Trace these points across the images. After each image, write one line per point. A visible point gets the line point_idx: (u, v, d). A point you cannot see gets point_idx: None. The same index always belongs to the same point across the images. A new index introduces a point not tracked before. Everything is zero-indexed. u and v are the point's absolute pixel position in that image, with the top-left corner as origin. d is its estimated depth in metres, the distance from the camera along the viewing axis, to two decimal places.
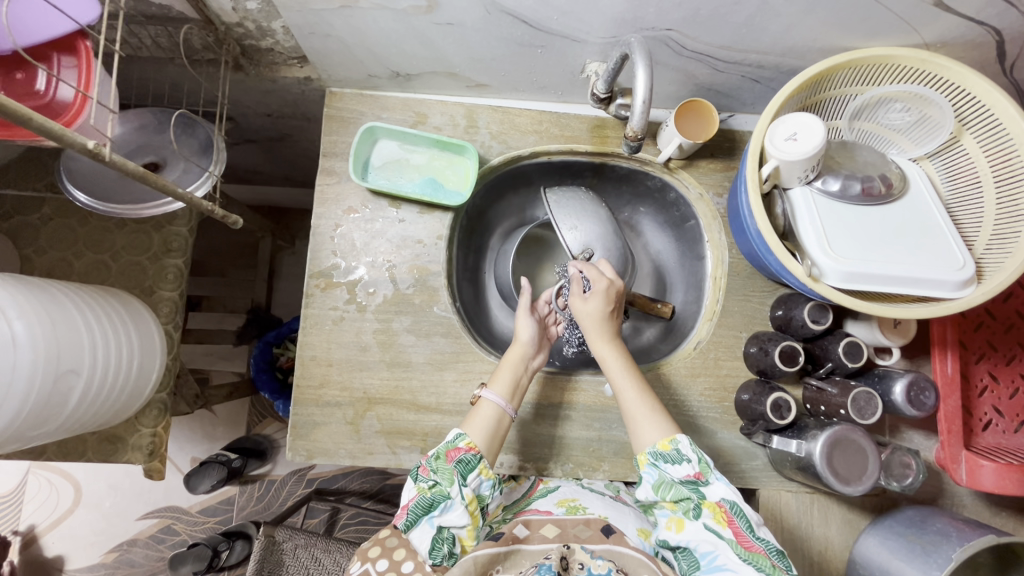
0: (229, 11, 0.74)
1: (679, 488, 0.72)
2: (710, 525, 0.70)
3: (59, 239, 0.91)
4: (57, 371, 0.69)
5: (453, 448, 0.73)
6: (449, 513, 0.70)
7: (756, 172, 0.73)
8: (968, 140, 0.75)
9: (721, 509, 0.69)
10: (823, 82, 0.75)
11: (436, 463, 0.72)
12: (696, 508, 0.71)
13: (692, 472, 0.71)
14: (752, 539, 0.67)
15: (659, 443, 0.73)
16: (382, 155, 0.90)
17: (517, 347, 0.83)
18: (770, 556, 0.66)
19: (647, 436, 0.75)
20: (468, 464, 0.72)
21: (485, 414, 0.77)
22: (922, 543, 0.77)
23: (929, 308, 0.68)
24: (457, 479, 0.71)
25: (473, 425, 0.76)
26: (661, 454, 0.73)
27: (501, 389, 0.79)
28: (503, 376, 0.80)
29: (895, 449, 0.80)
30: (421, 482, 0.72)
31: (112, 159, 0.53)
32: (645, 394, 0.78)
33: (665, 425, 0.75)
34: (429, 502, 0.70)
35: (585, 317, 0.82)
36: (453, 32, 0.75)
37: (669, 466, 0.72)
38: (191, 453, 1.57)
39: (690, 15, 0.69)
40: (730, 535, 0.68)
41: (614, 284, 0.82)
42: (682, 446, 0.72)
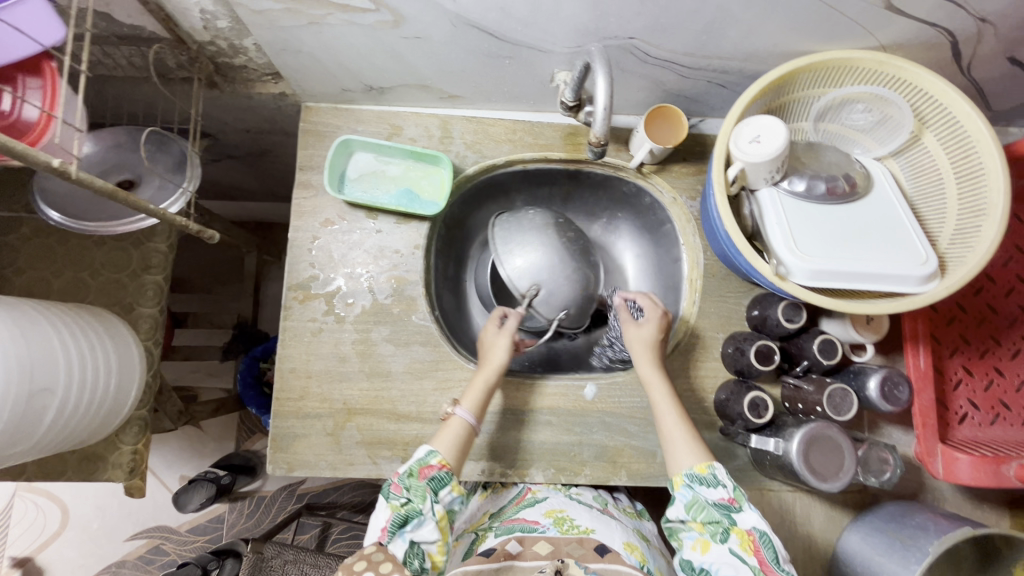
0: (201, 31, 0.75)
1: (711, 510, 0.71)
2: (735, 550, 0.69)
3: (38, 258, 0.91)
4: (31, 390, 0.69)
5: (425, 465, 0.74)
6: (422, 529, 0.69)
7: (722, 175, 0.75)
8: (929, 138, 0.77)
9: (751, 537, 0.68)
10: (786, 85, 0.77)
11: (409, 481, 0.72)
12: (724, 533, 0.70)
13: (727, 496, 0.71)
14: (776, 570, 0.66)
15: (697, 467, 0.74)
16: (358, 168, 0.91)
17: (489, 361, 0.83)
18: None
19: (681, 460, 0.76)
20: (439, 482, 0.73)
21: (454, 429, 0.78)
22: (902, 538, 0.78)
23: (893, 304, 0.69)
24: (430, 495, 0.71)
25: (439, 439, 0.77)
26: (698, 477, 0.73)
27: (471, 405, 0.80)
28: (473, 393, 0.81)
29: (872, 444, 0.80)
30: (393, 499, 0.71)
31: (78, 176, 0.54)
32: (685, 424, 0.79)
33: (699, 450, 0.76)
34: (404, 517, 0.68)
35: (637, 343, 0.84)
36: (422, 45, 0.76)
37: (704, 488, 0.72)
38: (180, 471, 1.56)
39: (651, 24, 0.71)
40: (755, 563, 0.67)
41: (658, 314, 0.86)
42: (720, 472, 0.73)
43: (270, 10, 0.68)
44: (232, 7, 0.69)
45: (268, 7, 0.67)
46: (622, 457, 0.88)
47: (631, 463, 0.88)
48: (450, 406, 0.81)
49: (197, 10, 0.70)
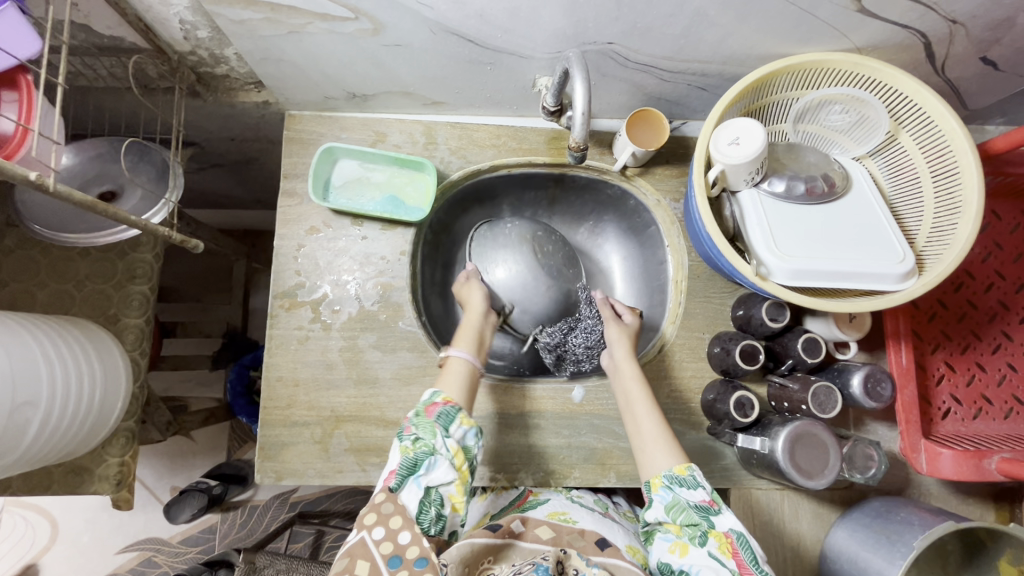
0: (181, 41, 0.75)
1: (691, 511, 0.69)
2: (714, 553, 0.67)
3: (21, 271, 0.91)
4: (13, 403, 0.69)
5: (431, 405, 0.72)
6: (436, 472, 0.67)
7: (703, 177, 0.75)
8: (905, 138, 0.78)
9: (729, 539, 0.67)
10: (764, 88, 0.78)
11: (416, 420, 0.71)
12: (703, 536, 0.68)
13: (706, 498, 0.70)
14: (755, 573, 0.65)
15: (676, 468, 0.73)
16: (343, 175, 0.91)
17: (471, 314, 0.86)
18: None
19: (659, 462, 0.75)
20: (448, 418, 0.71)
21: (455, 371, 0.78)
22: (887, 534, 0.78)
23: (872, 302, 0.70)
24: (439, 431, 0.69)
25: (444, 382, 0.77)
26: (677, 478, 0.72)
27: (466, 346, 0.81)
28: (467, 335, 0.82)
29: (857, 441, 0.81)
30: (404, 441, 0.69)
31: (56, 189, 0.54)
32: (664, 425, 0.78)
33: (675, 452, 0.75)
34: (414, 460, 0.66)
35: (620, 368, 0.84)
36: (403, 52, 0.76)
37: (684, 489, 0.71)
38: (171, 482, 1.55)
39: (629, 29, 0.71)
40: (733, 566, 0.65)
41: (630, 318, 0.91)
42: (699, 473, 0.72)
43: (249, 19, 0.68)
44: (211, 16, 0.69)
45: (247, 17, 0.67)
46: (611, 459, 0.89)
47: (620, 465, 0.89)
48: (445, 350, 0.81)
49: (177, 19, 0.70)
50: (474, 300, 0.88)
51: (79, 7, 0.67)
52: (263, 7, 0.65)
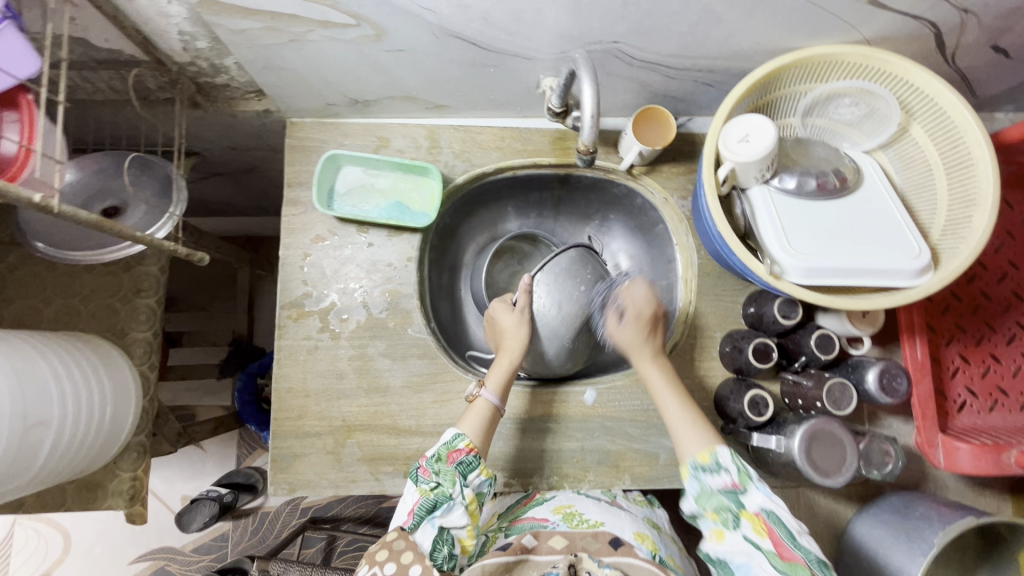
0: (181, 52, 0.74)
1: (719, 498, 0.69)
2: (749, 536, 0.66)
3: (27, 287, 0.90)
4: (26, 423, 0.68)
5: (453, 449, 0.74)
6: (451, 514, 0.69)
7: (713, 175, 0.75)
8: (916, 130, 0.77)
9: (761, 518, 0.66)
10: (772, 83, 0.77)
11: (438, 465, 0.73)
12: (736, 519, 0.68)
13: (731, 481, 0.69)
14: (793, 549, 0.63)
15: (698, 455, 0.72)
16: (347, 182, 0.90)
17: (509, 346, 0.85)
18: (811, 566, 0.61)
19: (687, 448, 0.74)
20: (468, 466, 0.73)
21: (480, 411, 0.79)
22: (906, 530, 0.77)
23: (887, 299, 0.69)
24: (459, 478, 0.71)
25: (467, 422, 0.78)
26: (702, 466, 0.72)
27: (496, 386, 0.81)
28: (498, 374, 0.83)
29: (873, 437, 0.80)
30: (422, 484, 0.72)
31: (61, 210, 0.53)
32: (686, 406, 0.78)
33: (704, 437, 0.74)
34: (432, 502, 0.69)
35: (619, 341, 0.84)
36: (405, 58, 0.75)
37: (708, 476, 0.71)
38: (182, 491, 1.55)
39: (635, 27, 0.70)
40: (769, 546, 0.64)
41: (652, 309, 0.84)
42: (722, 456, 0.71)
43: (250, 28, 0.67)
44: (210, 27, 0.68)
45: (247, 26, 0.66)
46: (625, 460, 0.88)
47: (635, 466, 0.88)
48: (475, 388, 0.82)
49: (176, 30, 0.69)
50: (506, 325, 0.87)
51: (76, 21, 0.66)
52: (264, 16, 0.64)
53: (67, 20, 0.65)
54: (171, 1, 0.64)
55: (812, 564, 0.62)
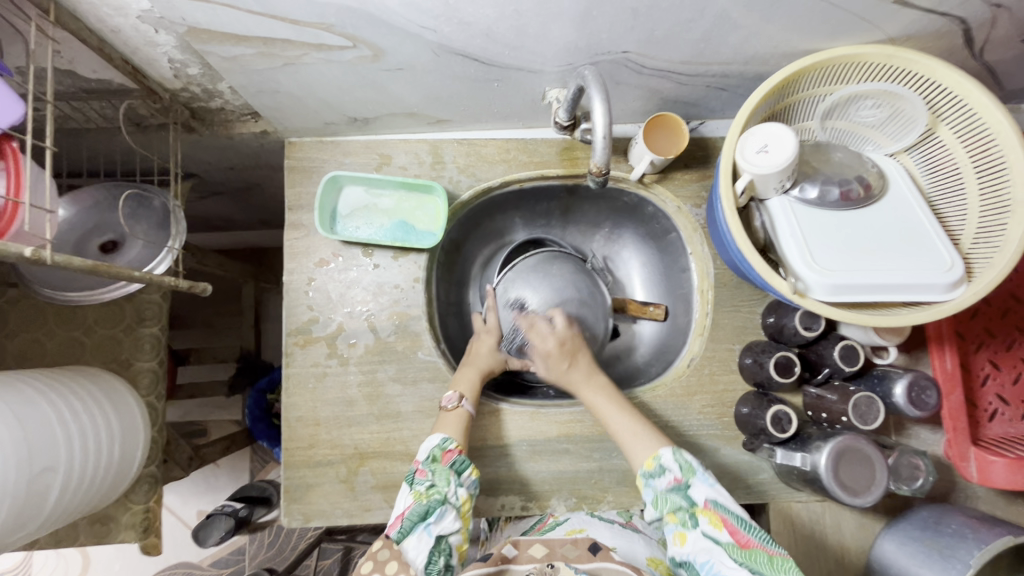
0: (172, 79, 0.72)
1: (671, 498, 0.69)
2: (707, 531, 0.66)
3: (30, 320, 0.88)
4: (33, 471, 0.67)
5: (446, 451, 0.74)
6: (444, 520, 0.69)
7: (730, 189, 0.71)
8: (944, 131, 0.73)
9: (712, 511, 0.66)
10: (790, 87, 0.73)
11: (432, 465, 0.73)
12: (692, 517, 0.67)
13: (675, 478, 0.70)
14: (748, 535, 0.64)
15: (646, 463, 0.73)
16: (349, 203, 0.87)
17: (479, 362, 0.86)
18: (768, 551, 0.63)
19: (637, 457, 0.75)
20: (461, 465, 0.73)
21: (459, 418, 0.79)
22: (939, 548, 0.74)
23: (918, 315, 0.66)
24: (454, 478, 0.72)
25: (446, 426, 0.77)
26: (648, 472, 0.72)
27: (470, 393, 0.81)
28: (469, 381, 0.83)
29: (902, 451, 0.77)
30: (417, 486, 0.71)
31: (54, 261, 0.51)
32: (628, 411, 0.79)
33: (651, 440, 0.75)
34: (426, 508, 0.68)
35: (558, 375, 0.86)
36: (405, 75, 0.72)
37: (657, 480, 0.71)
38: (197, 506, 1.55)
39: (645, 37, 0.67)
40: (727, 538, 0.65)
41: (558, 341, 0.86)
42: (664, 458, 0.71)
43: (242, 54, 0.64)
44: (201, 54, 0.65)
45: (239, 52, 0.63)
46: None
47: None
48: (454, 396, 0.80)
49: (165, 59, 0.66)
50: (485, 349, 0.89)
51: (62, 54, 0.64)
52: (255, 42, 0.61)
53: (52, 53, 0.63)
54: (157, 30, 0.61)
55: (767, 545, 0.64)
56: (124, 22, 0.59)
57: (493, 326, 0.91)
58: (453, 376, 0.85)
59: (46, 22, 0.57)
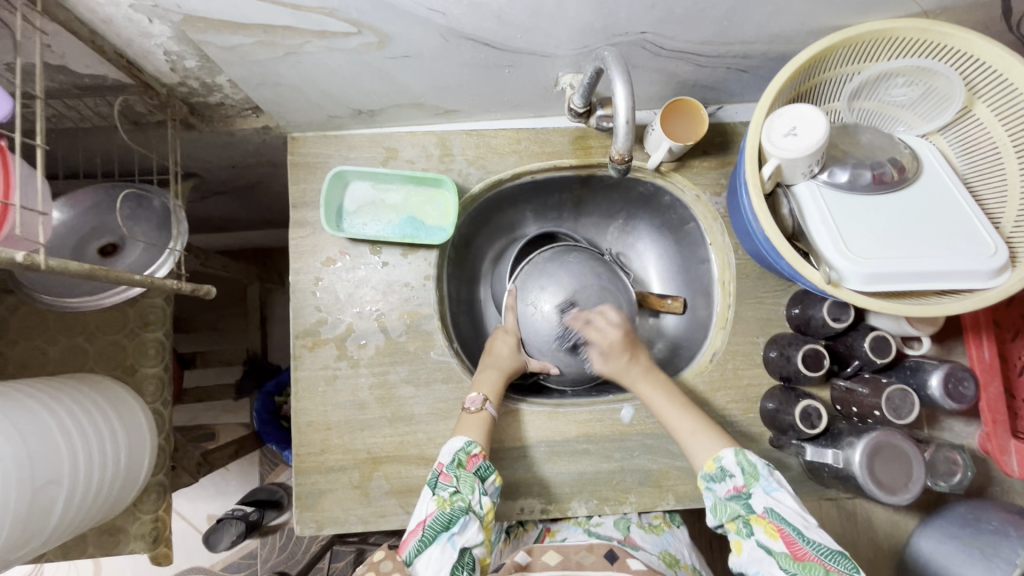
0: (168, 73, 0.69)
1: (730, 506, 0.66)
2: (761, 541, 0.62)
3: (31, 327, 0.86)
4: (36, 484, 0.64)
5: (470, 456, 0.71)
6: (468, 530, 0.66)
7: (757, 174, 0.68)
8: (981, 109, 0.69)
9: (768, 521, 0.62)
10: (817, 66, 0.70)
11: (456, 470, 0.70)
12: (748, 526, 0.64)
13: (736, 485, 0.66)
14: (805, 547, 0.59)
15: (706, 465, 0.69)
16: (356, 199, 0.84)
17: (503, 362, 0.83)
18: (829, 568, 0.58)
19: (697, 457, 0.71)
20: (486, 470, 0.71)
21: (483, 421, 0.76)
22: (980, 546, 0.70)
23: (960, 304, 0.63)
24: (478, 485, 0.69)
25: (467, 430, 0.75)
26: (709, 475, 0.69)
27: (493, 396, 0.79)
28: (492, 383, 0.80)
29: (938, 446, 0.74)
30: (440, 491, 0.69)
31: (48, 265, 0.48)
32: (687, 410, 0.75)
33: (711, 443, 0.71)
34: (449, 516, 0.66)
35: (623, 375, 0.81)
36: (411, 63, 0.68)
37: (717, 485, 0.67)
38: (208, 511, 1.53)
39: (665, 16, 0.63)
40: (783, 549, 0.61)
41: (619, 333, 0.83)
42: (727, 461, 0.67)
43: (241, 44, 0.60)
44: (197, 44, 0.62)
45: (238, 42, 0.60)
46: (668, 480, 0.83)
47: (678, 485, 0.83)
48: (477, 399, 0.77)
49: (161, 51, 0.63)
50: (505, 349, 0.85)
51: (53, 48, 0.60)
52: (255, 30, 0.58)
53: (42, 47, 0.59)
54: (152, 20, 0.58)
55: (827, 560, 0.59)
56: (117, 12, 0.56)
57: (511, 326, 0.88)
58: (474, 378, 0.82)
59: (34, 13, 0.53)
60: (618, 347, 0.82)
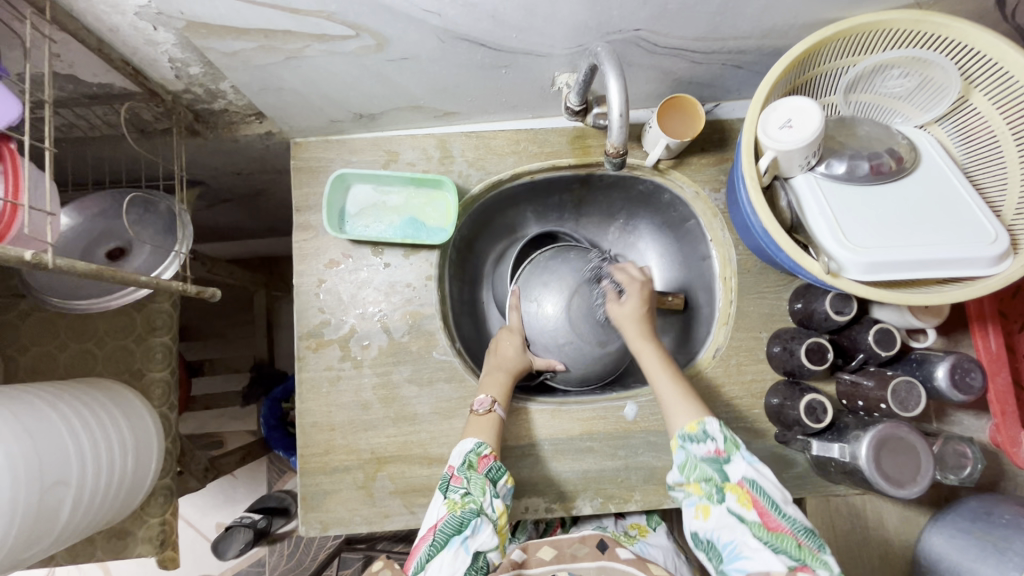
0: (173, 80, 0.70)
1: (702, 466, 0.66)
2: (734, 508, 0.63)
3: (41, 333, 0.87)
4: (44, 484, 0.65)
5: (481, 457, 0.71)
6: (481, 534, 0.66)
7: (753, 167, 0.68)
8: (977, 98, 0.69)
9: (744, 488, 0.63)
10: (812, 59, 0.70)
11: (467, 472, 0.70)
12: (719, 491, 0.64)
13: (715, 449, 0.66)
14: (778, 519, 0.61)
15: (687, 425, 0.69)
16: (358, 202, 0.85)
17: (506, 363, 0.83)
18: (796, 535, 0.60)
19: (676, 419, 0.70)
20: (497, 472, 0.71)
21: (489, 422, 0.76)
22: (993, 540, 0.69)
23: (961, 292, 0.62)
24: (489, 488, 0.69)
25: (476, 431, 0.75)
26: (689, 435, 0.68)
27: (498, 395, 0.79)
28: (497, 384, 0.80)
29: (947, 439, 0.73)
30: (451, 494, 0.69)
31: (56, 265, 0.49)
32: (679, 381, 0.74)
33: (692, 407, 0.70)
34: (460, 519, 0.66)
35: (624, 320, 0.81)
36: (409, 66, 0.70)
37: (695, 445, 0.67)
38: (216, 518, 1.54)
39: (657, 13, 0.64)
40: (755, 518, 0.61)
41: (642, 279, 0.84)
42: (710, 426, 0.67)
43: (242, 49, 0.62)
44: (201, 51, 0.63)
45: (239, 47, 0.61)
46: None
47: None
48: (485, 401, 0.77)
49: (166, 58, 0.65)
50: (508, 350, 0.85)
51: (62, 57, 0.62)
52: (255, 35, 0.59)
53: (51, 56, 0.61)
54: (156, 27, 0.59)
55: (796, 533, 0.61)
56: (122, 20, 0.58)
57: (515, 325, 0.88)
58: (480, 380, 0.82)
59: (43, 22, 0.55)
60: (639, 296, 0.83)
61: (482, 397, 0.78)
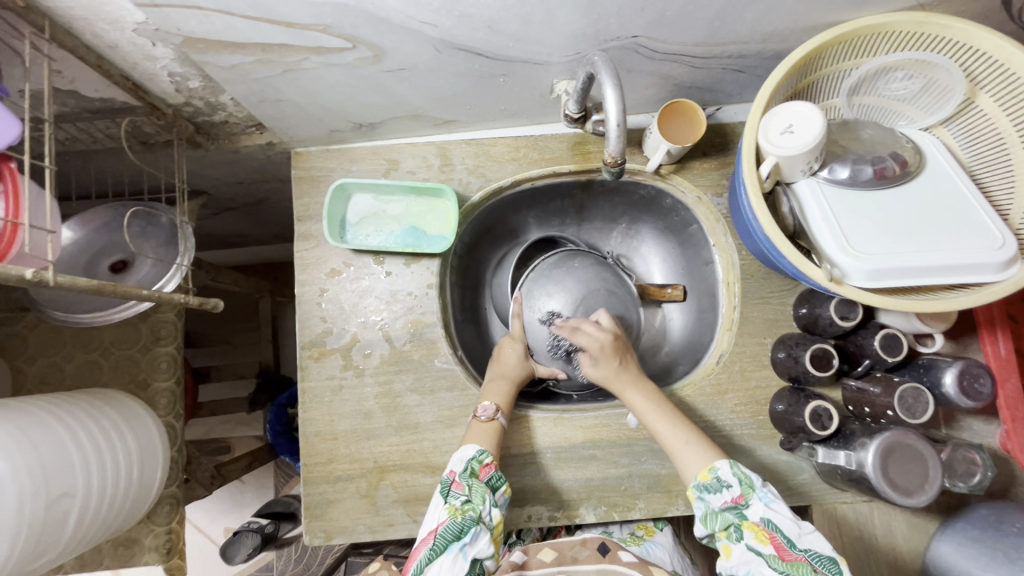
0: (173, 94, 0.71)
1: (722, 515, 0.65)
2: (751, 545, 0.62)
3: (48, 344, 0.88)
4: (49, 497, 0.66)
5: (483, 464, 0.71)
6: (479, 542, 0.66)
7: (755, 173, 0.67)
8: (983, 99, 0.68)
9: (761, 527, 0.62)
10: (813, 62, 0.69)
11: (469, 479, 0.70)
12: (738, 530, 0.64)
13: (732, 497, 0.65)
14: (795, 551, 0.60)
15: (700, 475, 0.67)
16: (358, 211, 0.85)
17: (505, 368, 0.83)
18: (815, 564, 0.59)
19: (689, 468, 0.69)
20: (496, 481, 0.72)
21: (489, 428, 0.76)
22: (1003, 549, 0.68)
23: (966, 297, 0.61)
24: (489, 496, 0.69)
25: (473, 438, 0.75)
26: (704, 485, 0.67)
27: (496, 400, 0.79)
28: (497, 390, 0.80)
29: (955, 445, 0.71)
30: (452, 500, 0.69)
31: (57, 282, 0.49)
32: (678, 423, 0.72)
33: (704, 454, 0.69)
34: (460, 526, 0.65)
35: (602, 381, 0.77)
36: (407, 76, 0.70)
37: (711, 496, 0.66)
38: (224, 523, 1.55)
39: (655, 19, 0.63)
40: (772, 552, 0.61)
41: (599, 338, 0.78)
42: (722, 471, 0.66)
43: (241, 63, 0.62)
44: (200, 65, 0.64)
45: (238, 61, 0.62)
46: (677, 485, 0.82)
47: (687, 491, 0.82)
48: (488, 409, 0.77)
49: (165, 73, 0.66)
50: (509, 356, 0.85)
51: (63, 73, 0.63)
52: (253, 49, 0.60)
53: (53, 73, 0.62)
54: (155, 43, 0.60)
55: (814, 560, 0.59)
56: (121, 37, 0.58)
57: (517, 332, 0.87)
58: (481, 388, 0.82)
59: (42, 41, 0.56)
60: (605, 352, 0.77)
61: (484, 404, 0.78)
